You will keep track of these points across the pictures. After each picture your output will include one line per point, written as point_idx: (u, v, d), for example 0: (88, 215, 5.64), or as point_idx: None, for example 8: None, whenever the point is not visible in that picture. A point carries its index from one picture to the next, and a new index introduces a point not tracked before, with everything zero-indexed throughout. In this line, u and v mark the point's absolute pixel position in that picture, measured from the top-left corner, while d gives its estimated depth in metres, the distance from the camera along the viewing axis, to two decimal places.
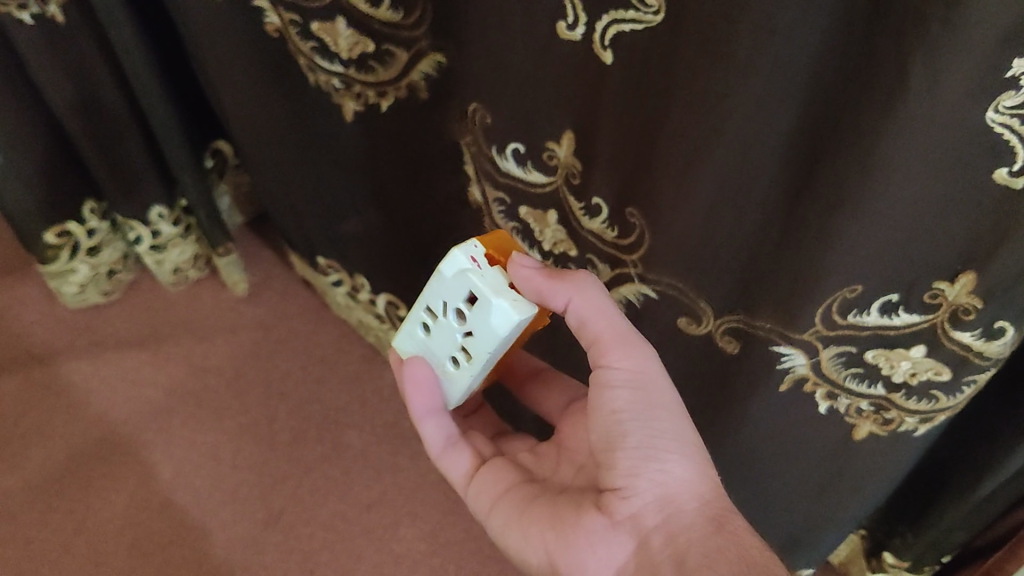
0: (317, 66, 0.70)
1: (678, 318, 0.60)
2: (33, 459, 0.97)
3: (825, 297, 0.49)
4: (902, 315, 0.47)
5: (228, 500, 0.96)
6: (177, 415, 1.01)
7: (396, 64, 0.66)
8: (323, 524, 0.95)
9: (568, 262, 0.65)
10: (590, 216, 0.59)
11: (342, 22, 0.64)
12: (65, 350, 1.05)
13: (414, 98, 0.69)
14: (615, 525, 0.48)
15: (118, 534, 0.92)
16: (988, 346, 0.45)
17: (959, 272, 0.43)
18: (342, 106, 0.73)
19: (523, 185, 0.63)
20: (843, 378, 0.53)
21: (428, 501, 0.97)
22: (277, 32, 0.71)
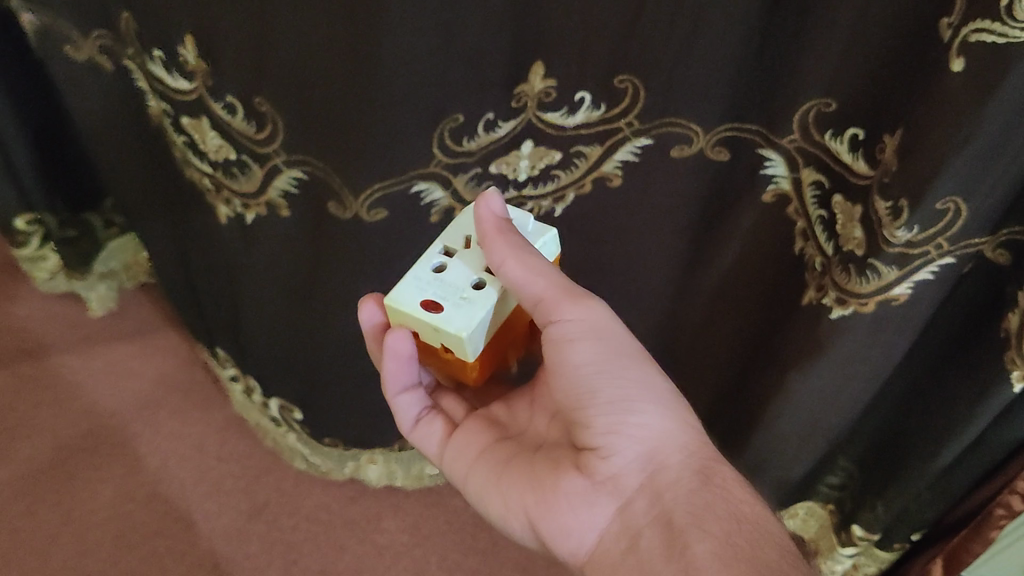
0: (190, 161, 0.70)
1: (674, 152, 0.61)
2: (21, 450, 0.98)
3: (802, 109, 0.55)
4: (859, 159, 0.55)
5: (214, 492, 0.97)
6: (164, 408, 1.02)
7: (254, 177, 0.66)
8: (306, 517, 0.96)
9: (551, 172, 0.64)
10: (573, 114, 0.59)
11: (206, 120, 0.65)
12: (54, 343, 1.06)
13: (274, 215, 0.68)
14: (596, 485, 0.50)
15: (103, 525, 0.93)
16: (893, 225, 0.50)
17: (896, 129, 0.51)
18: (216, 208, 0.72)
19: (495, 142, 0.61)
20: (814, 219, 0.60)
21: (411, 494, 0.99)
22: (157, 119, 0.71)
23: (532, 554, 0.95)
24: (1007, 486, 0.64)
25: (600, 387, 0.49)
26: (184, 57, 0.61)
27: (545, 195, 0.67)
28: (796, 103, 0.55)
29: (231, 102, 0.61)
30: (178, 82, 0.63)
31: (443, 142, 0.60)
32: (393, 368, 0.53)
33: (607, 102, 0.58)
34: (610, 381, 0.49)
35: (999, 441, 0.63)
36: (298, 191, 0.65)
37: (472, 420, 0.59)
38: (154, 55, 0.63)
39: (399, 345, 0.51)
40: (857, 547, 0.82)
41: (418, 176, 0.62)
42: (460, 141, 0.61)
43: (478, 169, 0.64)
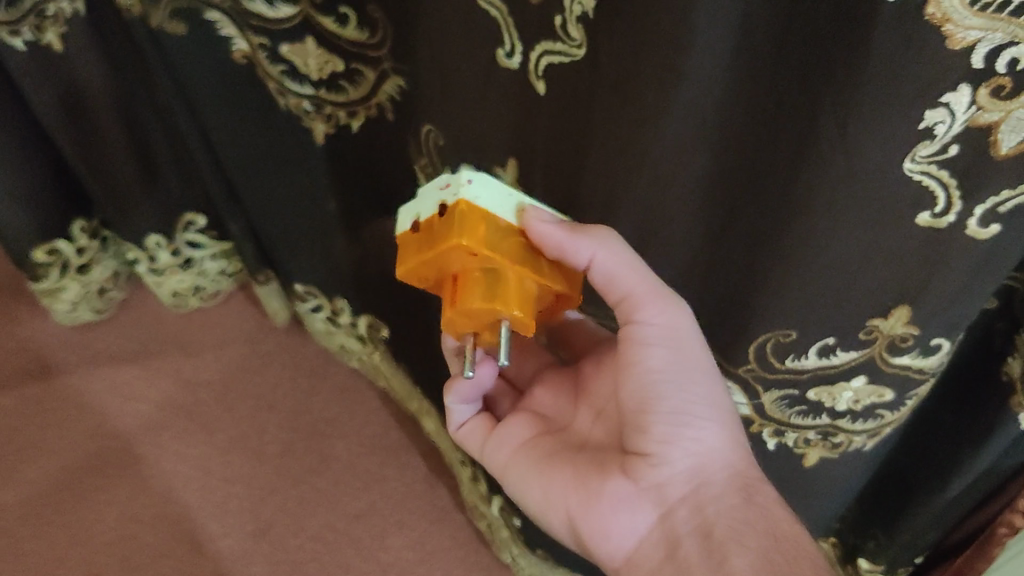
0: (286, 89, 0.70)
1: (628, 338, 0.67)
2: (27, 476, 0.98)
3: (762, 340, 0.53)
4: (839, 355, 0.50)
5: (219, 512, 0.97)
6: (170, 430, 1.02)
7: (364, 84, 0.69)
8: (311, 535, 0.97)
9: None
10: None
11: (309, 42, 0.66)
12: (59, 366, 1.06)
13: (383, 117, 0.72)
14: (640, 491, 0.52)
15: (110, 549, 0.94)
16: (928, 362, 0.48)
17: (893, 307, 0.45)
18: (313, 128, 0.74)
19: None
20: (789, 417, 0.58)
21: (415, 511, 0.99)
22: (245, 57, 0.71)
23: None
24: (1010, 505, 0.62)
25: (662, 396, 0.51)
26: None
27: None
28: (754, 332, 0.53)
29: (345, 11, 0.63)
30: (280, 11, 0.64)
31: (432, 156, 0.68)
32: (468, 387, 0.61)
33: None
34: (676, 389, 0.51)
35: (993, 477, 0.63)
36: (403, 98, 0.69)
37: (520, 415, 0.64)
38: None
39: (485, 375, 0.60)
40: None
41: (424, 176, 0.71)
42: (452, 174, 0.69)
43: None
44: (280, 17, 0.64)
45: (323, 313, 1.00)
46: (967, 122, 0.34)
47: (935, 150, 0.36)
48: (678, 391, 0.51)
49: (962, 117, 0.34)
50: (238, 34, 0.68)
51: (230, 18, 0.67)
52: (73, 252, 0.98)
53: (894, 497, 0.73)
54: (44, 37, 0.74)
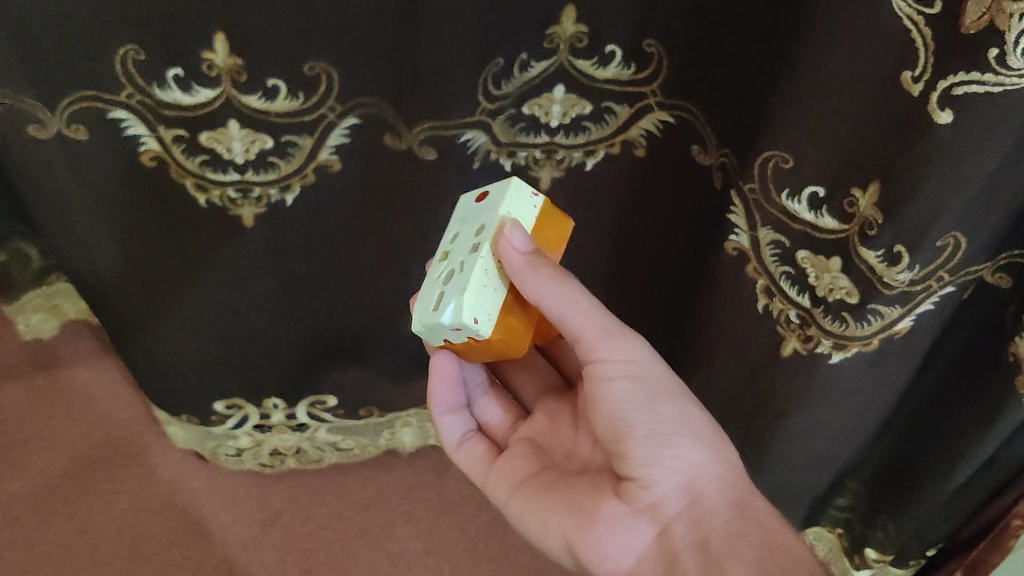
0: (207, 179, 0.64)
1: (692, 150, 0.65)
2: (36, 463, 0.98)
3: (766, 155, 0.54)
4: (824, 215, 0.52)
5: (228, 501, 0.98)
6: None
7: (298, 155, 0.63)
8: (319, 524, 0.97)
9: (582, 123, 0.65)
10: (604, 66, 0.60)
11: (233, 124, 0.60)
12: (69, 355, 1.06)
13: (321, 181, 0.66)
14: (635, 512, 0.54)
15: (119, 536, 0.94)
16: (890, 270, 0.50)
17: (870, 180, 0.48)
18: (240, 216, 0.67)
19: (528, 86, 0.62)
20: (779, 276, 0.58)
21: (423, 501, 0.99)
22: (155, 159, 0.62)
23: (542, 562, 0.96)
24: None
25: (633, 423, 0.53)
26: (211, 61, 0.56)
27: (577, 147, 0.67)
28: (763, 146, 0.54)
29: (273, 84, 0.58)
30: (201, 94, 0.57)
31: (483, 82, 0.60)
32: (442, 389, 0.61)
33: (637, 60, 0.60)
34: (648, 416, 0.53)
35: (1008, 459, 0.63)
36: (349, 143, 0.64)
37: (517, 446, 0.63)
38: (167, 77, 0.56)
39: (444, 367, 0.59)
40: (873, 568, 0.83)
41: (462, 124, 0.63)
42: (499, 84, 0.61)
43: (507, 112, 0.64)
44: (196, 102, 0.58)
45: (247, 428, 0.90)
46: None
47: None
48: (648, 417, 0.53)
49: None
50: (150, 133, 0.60)
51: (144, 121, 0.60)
52: None
53: (900, 481, 0.74)
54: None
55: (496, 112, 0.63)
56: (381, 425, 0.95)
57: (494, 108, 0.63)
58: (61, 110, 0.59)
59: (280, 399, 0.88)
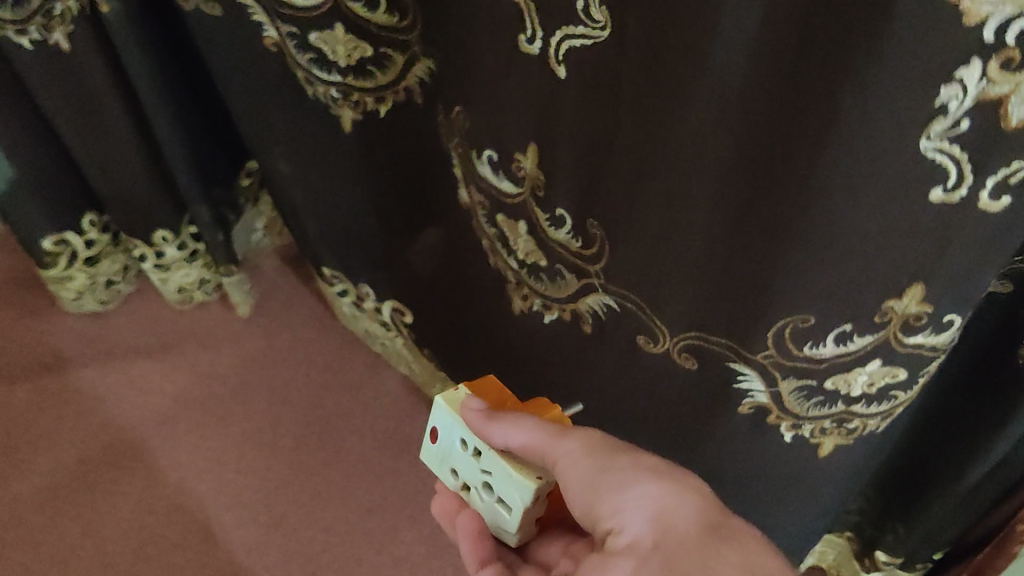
0: (313, 76, 0.71)
1: (639, 343, 0.64)
2: (43, 465, 0.99)
3: (775, 324, 0.52)
4: (856, 340, 0.50)
5: (233, 503, 0.98)
6: (184, 421, 1.03)
7: (393, 70, 0.70)
8: (324, 527, 0.98)
9: (539, 273, 0.68)
10: (555, 228, 0.63)
11: (339, 28, 0.66)
12: (75, 357, 1.06)
13: (412, 100, 0.72)
14: (610, 557, 0.45)
15: (124, 537, 0.95)
16: (941, 339, 0.49)
17: (908, 288, 0.45)
18: (342, 117, 0.75)
19: (499, 192, 0.66)
20: (803, 409, 0.57)
21: (428, 506, 1.00)
22: (276, 45, 0.72)
23: None
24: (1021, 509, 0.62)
25: (596, 484, 0.46)
26: None
27: (534, 297, 0.71)
28: (771, 317, 0.52)
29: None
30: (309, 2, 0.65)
31: (461, 122, 0.67)
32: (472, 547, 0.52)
33: (583, 239, 0.61)
34: (607, 478, 0.46)
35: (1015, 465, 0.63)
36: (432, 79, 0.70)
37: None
38: None
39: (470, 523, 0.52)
40: (884, 570, 0.84)
41: (453, 150, 0.71)
42: (473, 147, 0.67)
43: (485, 203, 0.70)
44: (308, 10, 0.65)
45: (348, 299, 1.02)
46: (978, 97, 0.35)
47: (949, 127, 0.37)
48: (611, 478, 0.46)
49: (973, 91, 0.35)
50: (269, 22, 0.70)
51: (263, 8, 0.69)
52: (80, 244, 1.00)
53: (916, 488, 0.73)
54: (50, 36, 0.76)
55: (482, 191, 0.69)
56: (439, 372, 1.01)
57: (483, 187, 0.68)
58: None
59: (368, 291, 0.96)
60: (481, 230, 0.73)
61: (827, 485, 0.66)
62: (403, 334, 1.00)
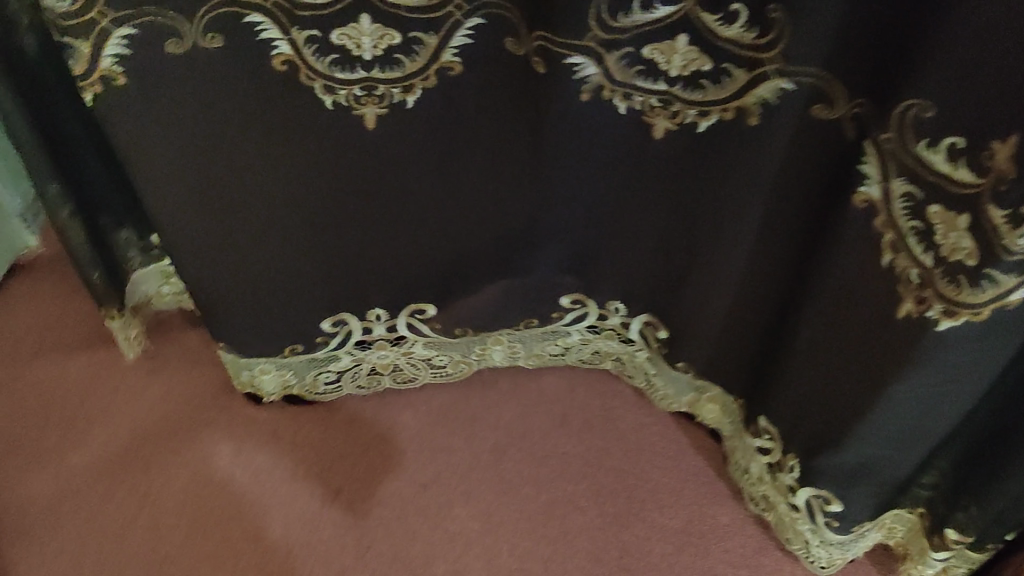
0: (332, 81, 0.66)
1: (813, 112, 0.59)
2: (99, 436, 0.99)
3: (907, 102, 0.51)
4: (960, 168, 0.49)
5: (288, 477, 0.98)
6: (241, 395, 1.03)
7: (424, 52, 0.65)
8: (379, 502, 0.97)
9: (700, 78, 0.63)
10: (727, 25, 0.57)
11: (365, 18, 0.62)
12: (132, 331, 1.07)
13: (440, 78, 0.68)
14: None
15: (178, 509, 0.95)
16: (1012, 235, 0.46)
17: (1006, 135, 0.45)
18: (364, 117, 0.70)
19: (652, 26, 0.61)
20: (907, 230, 0.55)
21: (482, 482, 0.99)
22: (285, 63, 0.65)
23: (602, 544, 0.95)
24: None
25: None
26: None
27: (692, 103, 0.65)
28: (904, 94, 0.51)
29: None
30: None
31: (599, 14, 0.61)
32: None
33: (760, 27, 0.56)
34: None
35: None
36: (473, 41, 0.65)
37: None
38: None
39: None
40: (951, 550, 0.81)
41: (582, 48, 0.64)
42: (613, 17, 0.61)
43: (627, 49, 0.63)
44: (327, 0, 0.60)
45: (349, 347, 0.97)
46: None
47: None
48: None
49: None
50: (281, 34, 0.63)
51: (276, 17, 0.62)
52: None
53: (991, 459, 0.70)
54: None
55: (615, 45, 0.63)
56: (475, 342, 0.99)
57: (620, 41, 0.63)
58: (199, 16, 0.61)
59: (381, 311, 0.94)
60: (616, 85, 0.67)
61: (895, 419, 0.65)
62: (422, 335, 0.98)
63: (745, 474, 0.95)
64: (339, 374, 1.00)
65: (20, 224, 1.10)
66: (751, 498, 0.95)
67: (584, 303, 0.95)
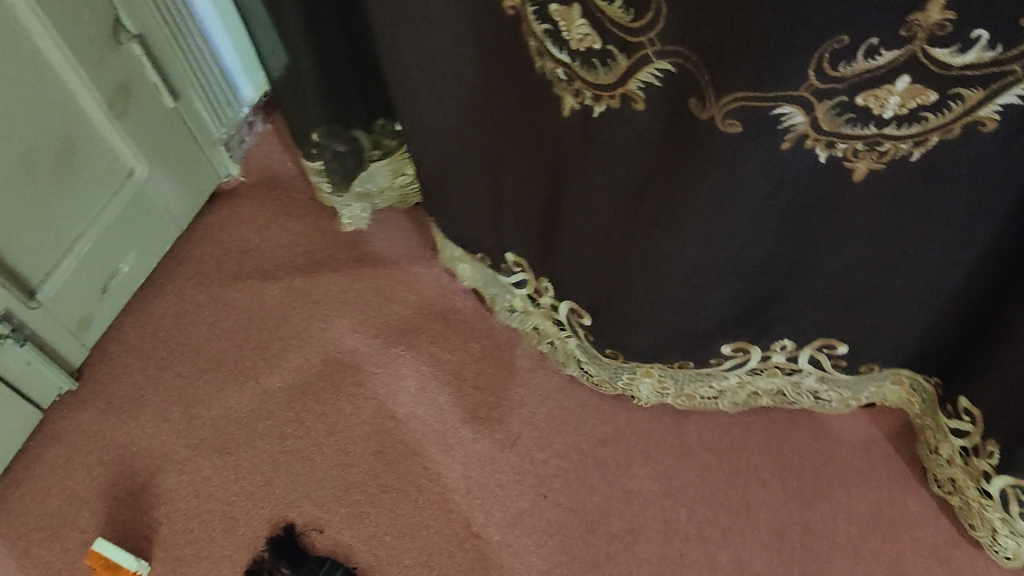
0: (545, 51, 0.63)
1: None
2: (293, 361, 1.02)
3: None
4: None
5: (469, 419, 0.98)
6: (426, 333, 1.04)
7: (616, 71, 0.59)
8: (558, 453, 0.96)
9: (920, 112, 0.52)
10: (965, 54, 0.47)
11: (576, 10, 0.57)
12: (326, 262, 1.09)
13: (626, 109, 0.61)
14: None
15: (365, 439, 0.97)
16: None
17: None
18: (562, 99, 0.66)
19: (872, 74, 0.50)
20: None
21: (662, 443, 0.96)
22: (513, 8, 0.63)
23: (784, 518, 0.92)
24: None
25: None
26: None
27: (906, 137, 0.54)
28: None
29: None
30: None
31: (816, 67, 0.49)
32: None
33: (1008, 42, 0.46)
34: None
35: None
36: (662, 84, 0.57)
37: None
38: None
39: None
40: None
41: (780, 102, 0.52)
42: (831, 70, 0.49)
43: (839, 100, 0.52)
44: None
45: (524, 291, 0.96)
46: None
47: None
48: None
49: None
50: None
51: None
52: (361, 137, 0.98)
53: None
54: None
55: (827, 98, 0.51)
56: (621, 367, 0.92)
57: (833, 94, 0.51)
58: None
59: (548, 283, 0.91)
60: (822, 137, 0.55)
61: None
62: (576, 333, 0.93)
63: (936, 455, 0.89)
64: (513, 306, 1.00)
65: (226, 154, 1.14)
66: (937, 478, 0.90)
67: (744, 349, 0.84)
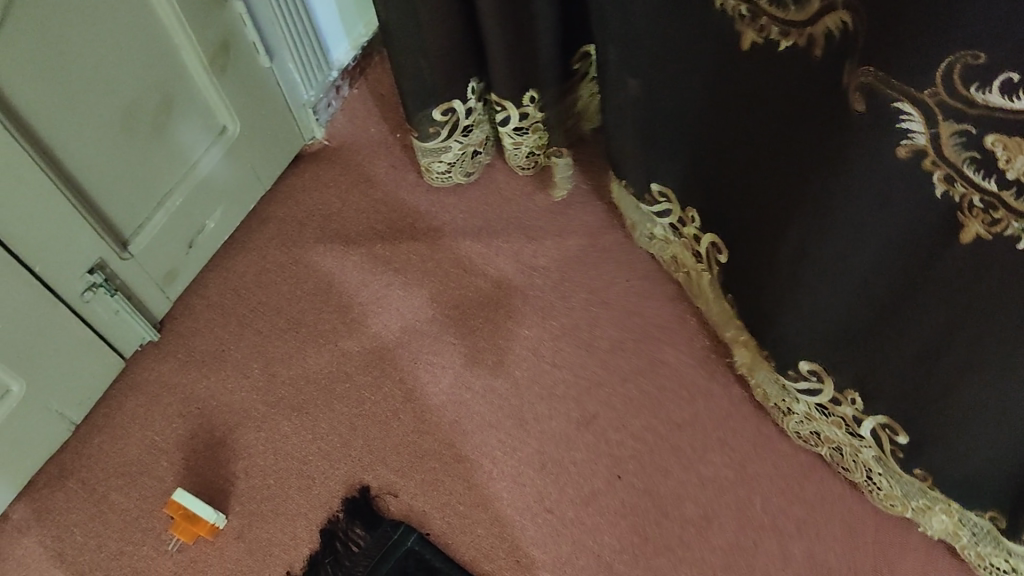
0: None
1: None
2: (372, 328, 1.03)
3: None
4: None
5: (545, 395, 0.99)
6: (505, 308, 1.04)
7: (806, 7, 0.54)
8: (634, 435, 0.96)
9: None
10: None
11: None
12: (407, 231, 1.10)
13: (810, 53, 0.57)
14: None
15: (442, 409, 0.98)
16: None
17: None
18: (743, 36, 0.62)
19: (1007, 116, 0.46)
20: None
21: (740, 432, 0.96)
22: None
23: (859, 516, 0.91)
24: None
25: None
26: None
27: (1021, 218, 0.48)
28: None
29: None
30: None
31: (950, 69, 0.47)
32: None
33: None
34: None
35: None
36: (847, 36, 0.53)
37: None
38: None
39: None
40: None
41: (917, 99, 0.50)
42: (968, 85, 0.47)
43: (969, 127, 0.48)
44: None
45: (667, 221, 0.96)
46: None
47: None
48: None
49: None
50: None
51: None
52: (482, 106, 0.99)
53: None
54: None
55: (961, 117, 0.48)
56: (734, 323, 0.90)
57: (967, 115, 0.48)
58: None
59: (694, 215, 0.89)
60: (943, 161, 0.51)
61: None
62: (712, 269, 0.92)
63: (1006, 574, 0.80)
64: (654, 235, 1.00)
65: (312, 115, 1.15)
66: None
67: (819, 373, 0.81)
